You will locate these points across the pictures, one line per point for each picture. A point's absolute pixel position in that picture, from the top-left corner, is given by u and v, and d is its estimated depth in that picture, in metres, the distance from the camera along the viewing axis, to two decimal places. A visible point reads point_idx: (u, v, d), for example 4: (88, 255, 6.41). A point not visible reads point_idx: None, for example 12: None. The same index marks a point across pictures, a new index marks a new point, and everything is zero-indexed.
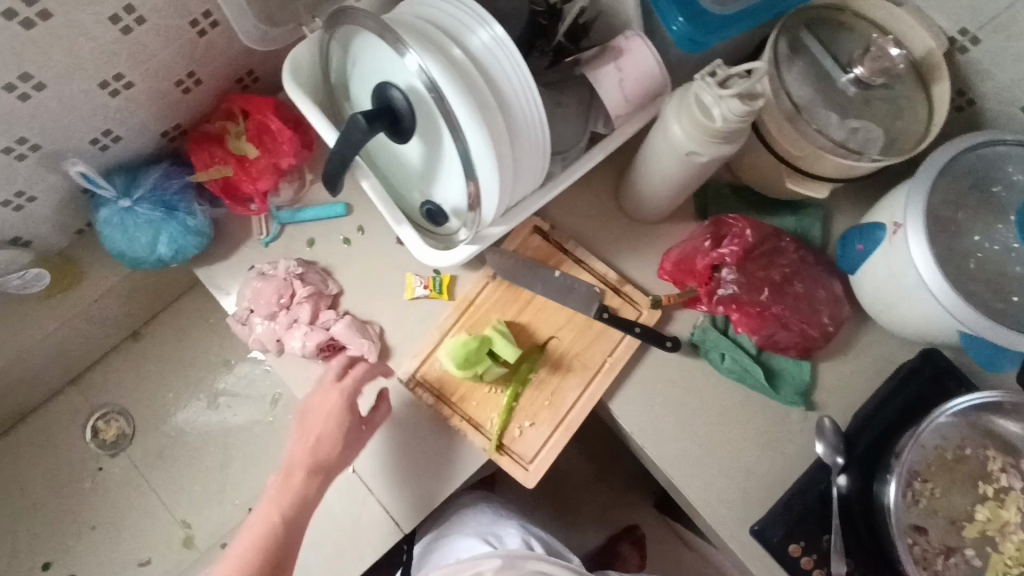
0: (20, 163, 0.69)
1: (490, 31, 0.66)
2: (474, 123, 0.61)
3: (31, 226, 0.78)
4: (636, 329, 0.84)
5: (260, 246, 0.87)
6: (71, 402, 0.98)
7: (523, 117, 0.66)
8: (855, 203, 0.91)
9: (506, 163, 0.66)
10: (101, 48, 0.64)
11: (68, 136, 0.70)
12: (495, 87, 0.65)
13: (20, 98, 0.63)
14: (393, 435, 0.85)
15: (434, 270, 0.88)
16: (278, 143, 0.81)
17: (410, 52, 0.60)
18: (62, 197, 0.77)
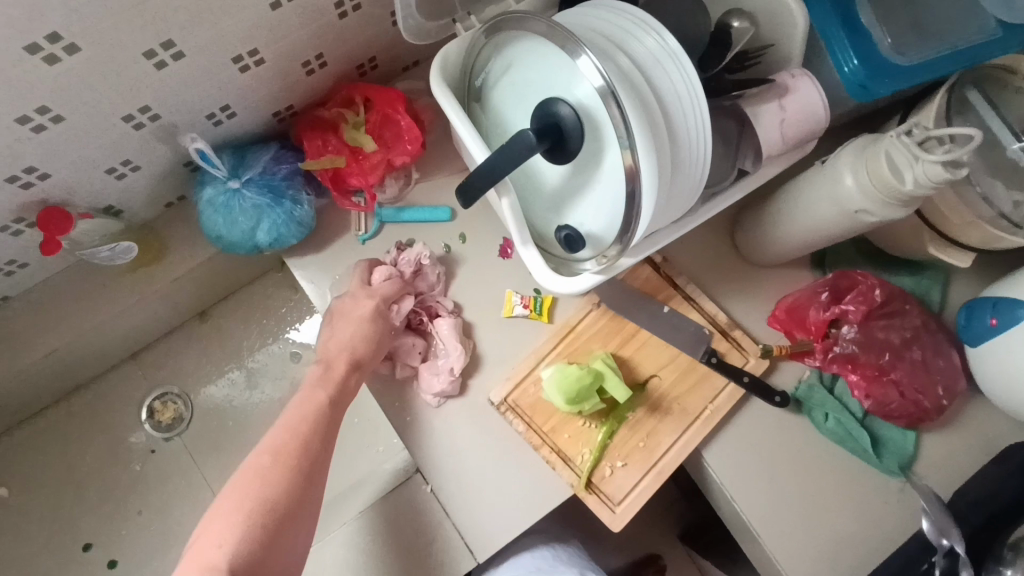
0: (136, 132, 0.66)
1: (660, 39, 0.62)
2: (647, 143, 0.57)
3: (127, 195, 0.73)
4: (745, 378, 0.79)
5: (356, 243, 0.82)
6: (130, 377, 0.93)
7: (687, 140, 0.61)
8: (978, 272, 0.87)
9: (664, 190, 0.61)
10: (246, 21, 0.61)
11: (189, 108, 0.67)
12: (663, 106, 0.60)
13: (156, 66, 0.59)
14: (469, 459, 0.78)
15: (535, 289, 0.83)
16: (401, 140, 0.77)
17: (586, 62, 0.57)
18: (165, 168, 0.73)
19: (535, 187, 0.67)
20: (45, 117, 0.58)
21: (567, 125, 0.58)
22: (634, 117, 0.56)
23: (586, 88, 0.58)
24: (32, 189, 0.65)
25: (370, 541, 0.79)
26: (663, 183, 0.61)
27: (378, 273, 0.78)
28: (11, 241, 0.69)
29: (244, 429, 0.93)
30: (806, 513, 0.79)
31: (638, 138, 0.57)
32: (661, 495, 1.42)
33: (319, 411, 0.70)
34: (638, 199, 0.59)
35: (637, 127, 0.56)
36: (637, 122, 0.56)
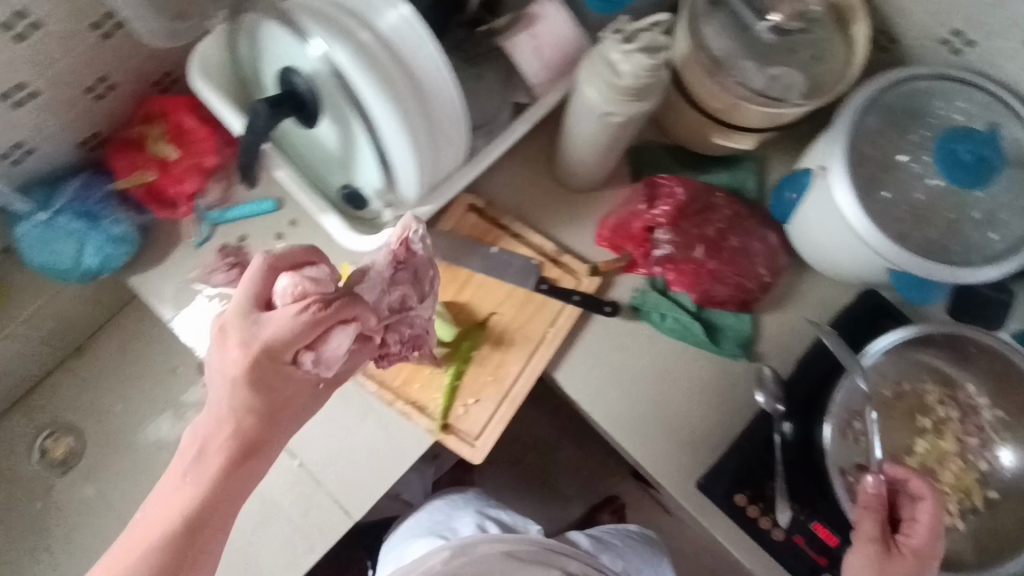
0: None
1: (400, 8, 0.61)
2: (377, 99, 0.60)
3: None
4: (575, 297, 0.83)
5: (192, 249, 0.85)
6: (18, 422, 0.96)
7: (433, 85, 0.63)
8: (791, 154, 0.91)
9: (424, 147, 0.65)
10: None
11: None
12: (403, 64, 0.61)
13: None
14: (331, 425, 0.82)
15: (371, 259, 0.87)
16: (200, 143, 0.82)
17: (314, 39, 0.59)
18: None
19: (317, 152, 0.71)
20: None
21: (302, 92, 0.64)
22: (358, 77, 0.59)
23: (311, 54, 0.61)
24: None
25: (254, 524, 0.81)
26: (420, 138, 0.64)
27: (280, 293, 0.58)
28: None
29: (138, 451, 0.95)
30: (658, 409, 0.84)
31: (366, 96, 0.60)
32: None
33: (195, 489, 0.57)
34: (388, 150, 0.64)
35: (363, 80, 0.59)
36: (363, 79, 0.59)
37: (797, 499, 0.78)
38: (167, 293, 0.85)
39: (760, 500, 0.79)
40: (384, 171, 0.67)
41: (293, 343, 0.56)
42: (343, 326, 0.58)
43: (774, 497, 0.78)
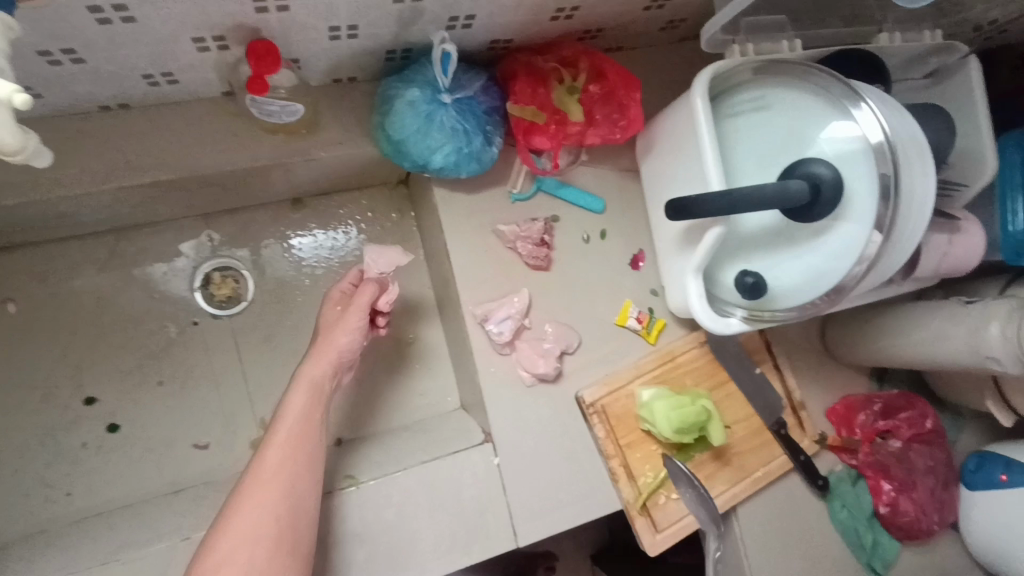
0: (326, 31, 0.61)
1: (915, 135, 0.64)
2: (892, 222, 0.59)
3: (294, 38, 0.60)
4: (800, 457, 0.86)
5: (506, 198, 0.79)
6: (195, 236, 0.82)
7: (917, 219, 0.63)
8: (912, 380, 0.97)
9: (878, 268, 0.63)
10: None
11: (374, 13, 0.60)
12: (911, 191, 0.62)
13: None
14: (500, 424, 0.77)
15: (651, 309, 0.84)
16: (604, 123, 0.74)
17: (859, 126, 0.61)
18: (312, 22, 0.58)
19: (733, 229, 0.68)
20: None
21: (825, 185, 0.60)
22: (880, 192, 0.60)
23: (858, 169, 0.61)
24: (260, 14, 0.55)
25: (422, 496, 0.74)
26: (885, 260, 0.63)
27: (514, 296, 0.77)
28: (190, 53, 0.59)
29: (303, 339, 0.85)
30: None
31: (865, 221, 0.61)
32: None
33: (263, 515, 0.58)
34: (842, 283, 0.63)
35: (864, 206, 0.61)
36: (869, 200, 0.60)
37: None
38: (482, 223, 0.78)
39: None
40: (818, 298, 0.65)
41: (542, 358, 0.77)
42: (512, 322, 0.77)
43: None
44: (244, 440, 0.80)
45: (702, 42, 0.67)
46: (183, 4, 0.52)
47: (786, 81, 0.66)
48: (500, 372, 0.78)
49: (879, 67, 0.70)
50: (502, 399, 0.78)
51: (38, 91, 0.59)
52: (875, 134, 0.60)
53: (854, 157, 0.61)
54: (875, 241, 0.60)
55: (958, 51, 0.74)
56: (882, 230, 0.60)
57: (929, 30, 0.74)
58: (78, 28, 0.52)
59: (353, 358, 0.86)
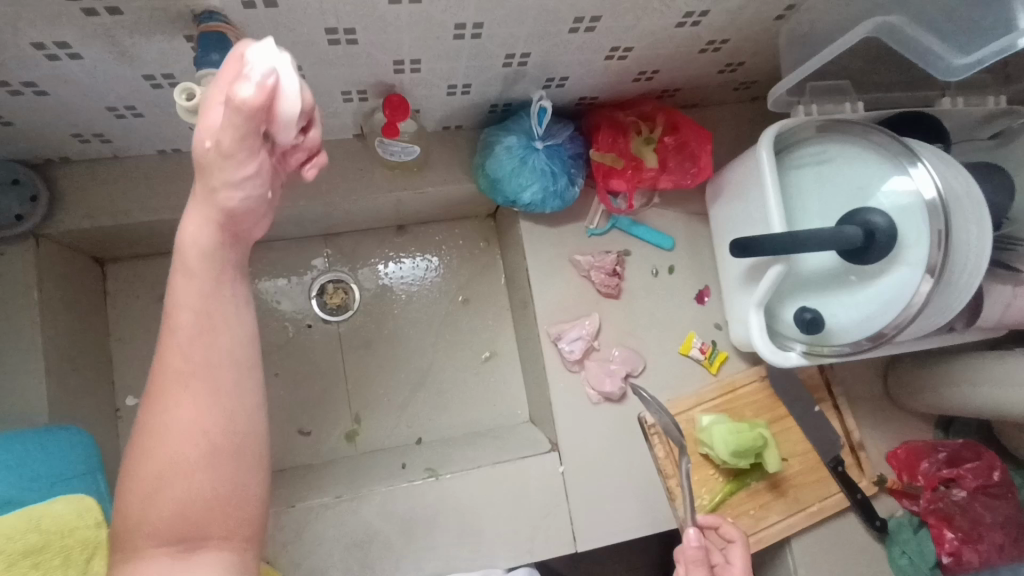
0: (446, 89, 0.73)
1: (971, 191, 0.69)
2: (943, 268, 0.64)
3: (420, 93, 0.73)
4: (858, 496, 0.88)
5: (584, 233, 0.88)
6: (314, 252, 0.96)
7: (968, 267, 0.68)
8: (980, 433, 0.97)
9: (927, 311, 0.68)
10: (592, 51, 0.70)
11: (486, 75, 0.72)
12: (962, 241, 0.67)
13: (504, 65, 0.70)
14: (567, 436, 0.85)
15: (714, 340, 0.90)
16: (676, 170, 0.83)
17: (914, 179, 0.66)
18: (436, 81, 0.71)
19: (792, 268, 0.75)
20: (455, 32, 0.62)
21: (880, 233, 0.65)
22: (933, 240, 0.65)
23: (912, 219, 0.66)
24: (397, 74, 0.68)
25: (492, 494, 0.82)
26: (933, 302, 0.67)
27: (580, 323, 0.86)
28: (337, 104, 0.73)
29: (394, 348, 0.96)
30: None
31: (918, 266, 0.66)
32: None
33: (201, 466, 0.44)
34: (895, 322, 0.68)
35: (917, 253, 0.66)
36: (922, 247, 0.66)
37: None
38: (561, 253, 0.88)
39: None
40: (870, 335, 0.70)
41: (608, 377, 0.85)
42: (582, 342, 0.86)
43: None
44: (341, 430, 0.92)
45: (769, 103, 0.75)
46: (341, 67, 0.66)
47: (846, 138, 0.72)
48: (569, 388, 0.86)
49: (939, 128, 0.75)
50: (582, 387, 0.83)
51: None
52: (929, 188, 0.65)
53: (909, 208, 0.67)
54: (927, 284, 0.65)
55: (1022, 115, 0.78)
56: (934, 274, 0.65)
57: (993, 95, 0.79)
58: None
59: (437, 367, 0.96)
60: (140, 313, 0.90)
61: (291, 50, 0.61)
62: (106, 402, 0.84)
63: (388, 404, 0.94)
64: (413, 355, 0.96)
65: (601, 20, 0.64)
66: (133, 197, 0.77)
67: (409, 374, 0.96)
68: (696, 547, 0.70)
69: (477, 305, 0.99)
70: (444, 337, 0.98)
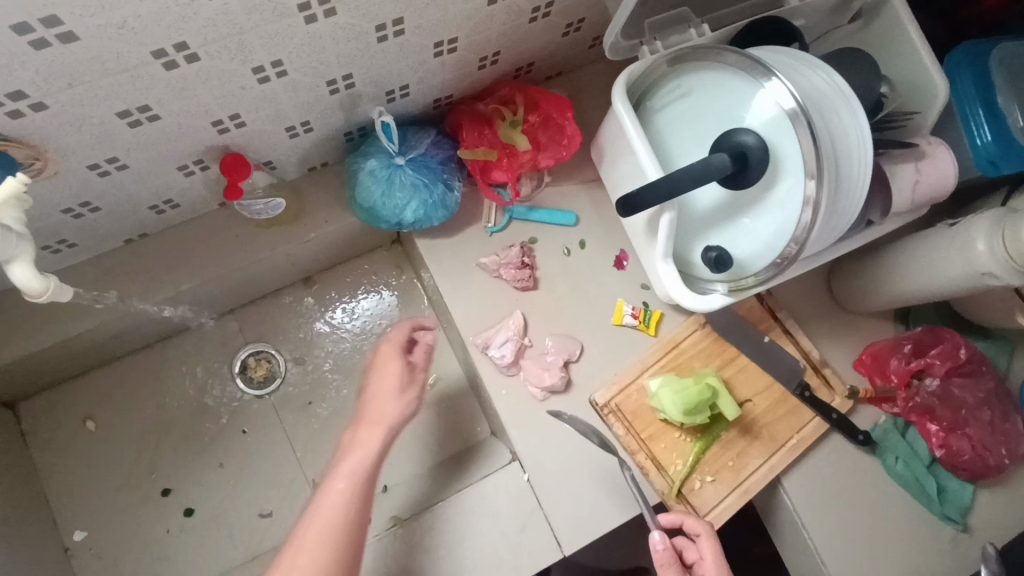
0: (285, 134, 0.71)
1: (837, 82, 0.65)
2: (823, 167, 0.61)
3: (259, 145, 0.70)
4: (833, 415, 0.84)
5: (484, 233, 0.86)
6: (227, 331, 0.93)
7: (855, 160, 0.64)
8: (941, 315, 0.93)
9: (827, 215, 0.65)
10: (415, 55, 0.68)
11: (318, 106, 0.69)
12: (840, 134, 0.64)
13: (331, 92, 0.67)
14: (522, 443, 0.82)
15: (645, 302, 0.87)
16: (551, 144, 0.80)
17: (773, 90, 0.64)
18: (268, 129, 0.68)
19: (687, 212, 0.72)
20: (258, 76, 0.59)
21: (752, 153, 0.62)
22: (805, 143, 0.62)
23: (781, 129, 0.63)
24: (224, 135, 0.65)
25: (462, 523, 0.79)
26: (831, 204, 0.64)
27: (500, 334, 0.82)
28: (180, 181, 0.70)
29: (335, 403, 0.93)
30: (868, 545, 0.85)
31: (800, 173, 0.63)
32: None
33: None
34: (797, 235, 0.64)
35: (795, 160, 0.63)
36: (798, 153, 0.63)
37: None
38: (466, 260, 0.85)
39: None
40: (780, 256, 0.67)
41: (545, 373, 0.82)
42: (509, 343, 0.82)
43: None
44: (302, 500, 0.89)
45: (608, 54, 0.72)
46: (162, 145, 0.63)
47: (700, 66, 0.69)
48: (512, 391, 0.83)
49: (790, 26, 0.72)
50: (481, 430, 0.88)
51: (72, 240, 0.71)
52: (786, 93, 0.63)
53: (775, 118, 0.64)
54: (814, 190, 0.62)
55: None
56: (816, 176, 0.62)
57: None
58: (86, 185, 0.63)
59: None
60: (65, 443, 0.86)
61: (96, 145, 0.58)
62: (50, 545, 0.80)
63: None
64: (358, 402, 0.93)
65: (405, 25, 0.62)
66: (9, 334, 0.74)
67: (357, 422, 0.92)
68: (664, 549, 0.72)
69: (408, 334, 0.96)
70: None
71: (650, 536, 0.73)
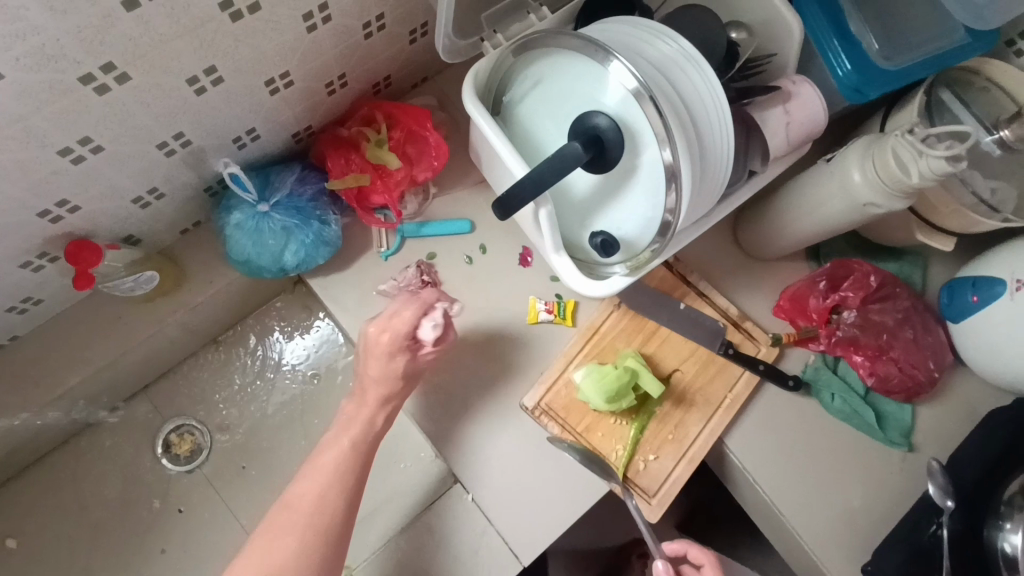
0: (136, 207, 0.67)
1: (675, 44, 0.64)
2: (675, 136, 0.60)
3: (108, 222, 0.67)
4: (760, 366, 0.84)
5: (379, 259, 0.83)
6: (142, 413, 0.89)
7: (709, 118, 0.63)
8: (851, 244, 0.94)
9: (696, 178, 0.64)
10: (248, 99, 0.64)
11: (159, 170, 0.65)
12: (687, 97, 0.63)
13: (167, 154, 0.63)
14: (459, 462, 0.79)
15: (557, 294, 0.85)
16: (422, 156, 0.79)
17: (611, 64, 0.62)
18: (111, 204, 0.64)
19: (564, 200, 0.70)
20: (69, 157, 0.55)
21: (606, 134, 0.61)
22: (653, 114, 0.60)
23: (628, 102, 0.62)
24: (59, 222, 0.61)
25: None
26: (696, 168, 0.63)
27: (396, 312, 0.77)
28: (31, 277, 0.66)
29: (270, 460, 0.89)
30: (823, 483, 0.85)
31: (655, 144, 0.62)
32: (705, 531, 1.15)
33: None
34: (669, 205, 0.64)
35: (648, 132, 0.62)
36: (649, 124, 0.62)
37: None
38: (367, 290, 0.82)
39: None
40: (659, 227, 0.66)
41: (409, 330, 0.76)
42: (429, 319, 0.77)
43: None
44: None
45: (444, 58, 0.71)
46: None
47: (540, 54, 0.67)
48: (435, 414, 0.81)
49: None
50: (421, 454, 0.86)
51: None
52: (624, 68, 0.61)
53: (619, 92, 0.62)
54: (672, 159, 0.61)
55: None
56: (670, 144, 0.61)
57: None
58: None
59: None
60: None
61: None
62: None
63: None
64: (293, 453, 0.90)
65: (220, 72, 0.58)
66: None
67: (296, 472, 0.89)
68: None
69: (331, 374, 0.93)
70: (314, 420, 0.91)
71: (655, 564, 0.73)
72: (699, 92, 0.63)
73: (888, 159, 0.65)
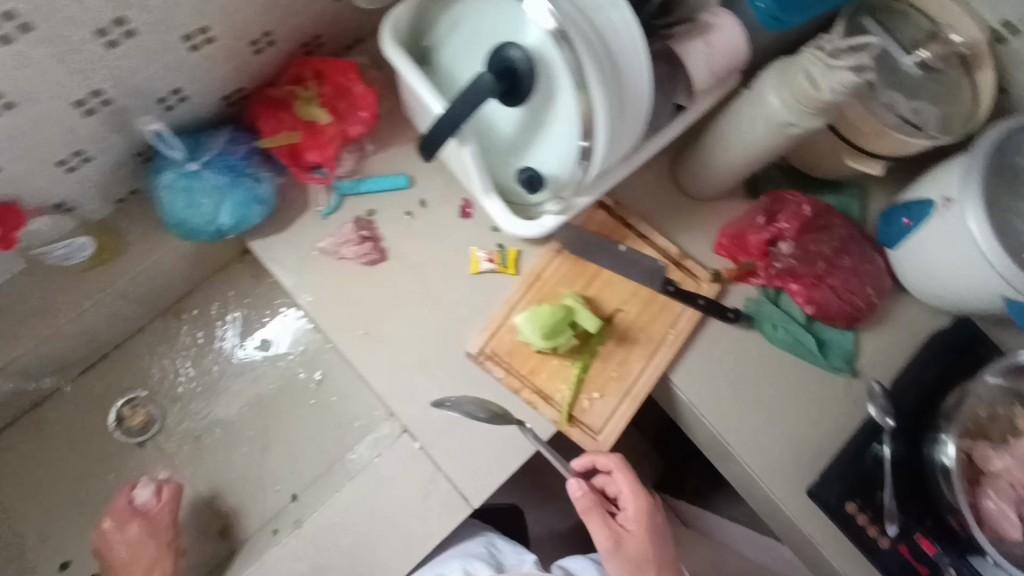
0: (61, 170, 0.68)
1: None
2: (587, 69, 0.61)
3: (33, 187, 0.67)
4: (700, 301, 0.86)
5: (319, 219, 0.83)
6: (91, 387, 0.90)
7: (627, 51, 0.63)
8: (791, 180, 0.95)
9: (614, 113, 0.64)
10: (165, 54, 0.64)
11: (79, 131, 0.65)
12: (603, 29, 0.62)
13: (85, 114, 0.64)
14: (407, 413, 0.80)
15: (499, 244, 0.86)
16: (353, 111, 0.80)
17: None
18: (35, 167, 0.65)
19: (491, 141, 0.72)
20: None
21: (519, 68, 0.62)
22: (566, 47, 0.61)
23: (540, 36, 0.62)
24: None
25: (363, 504, 0.78)
26: (614, 103, 0.63)
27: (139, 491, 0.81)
28: None
29: (224, 424, 0.91)
30: (768, 411, 0.87)
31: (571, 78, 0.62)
32: None
33: None
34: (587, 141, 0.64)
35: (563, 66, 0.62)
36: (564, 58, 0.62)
37: (907, 513, 0.82)
38: (304, 251, 0.83)
39: (869, 508, 0.82)
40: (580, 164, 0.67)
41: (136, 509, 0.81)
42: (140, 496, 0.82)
43: (883, 506, 0.81)
44: (211, 530, 0.86)
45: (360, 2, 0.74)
46: None
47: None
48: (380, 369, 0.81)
49: None
50: (375, 412, 0.90)
51: None
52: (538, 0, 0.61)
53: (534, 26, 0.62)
54: (587, 94, 0.62)
55: None
56: (583, 78, 0.61)
57: None
58: None
59: (275, 417, 0.91)
60: None
61: None
62: None
63: (245, 480, 0.88)
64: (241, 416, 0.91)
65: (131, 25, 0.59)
66: None
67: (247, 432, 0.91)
68: (583, 494, 0.77)
69: (281, 339, 0.94)
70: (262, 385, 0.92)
71: (568, 484, 0.77)
72: (615, 24, 0.62)
73: (800, 76, 0.66)
